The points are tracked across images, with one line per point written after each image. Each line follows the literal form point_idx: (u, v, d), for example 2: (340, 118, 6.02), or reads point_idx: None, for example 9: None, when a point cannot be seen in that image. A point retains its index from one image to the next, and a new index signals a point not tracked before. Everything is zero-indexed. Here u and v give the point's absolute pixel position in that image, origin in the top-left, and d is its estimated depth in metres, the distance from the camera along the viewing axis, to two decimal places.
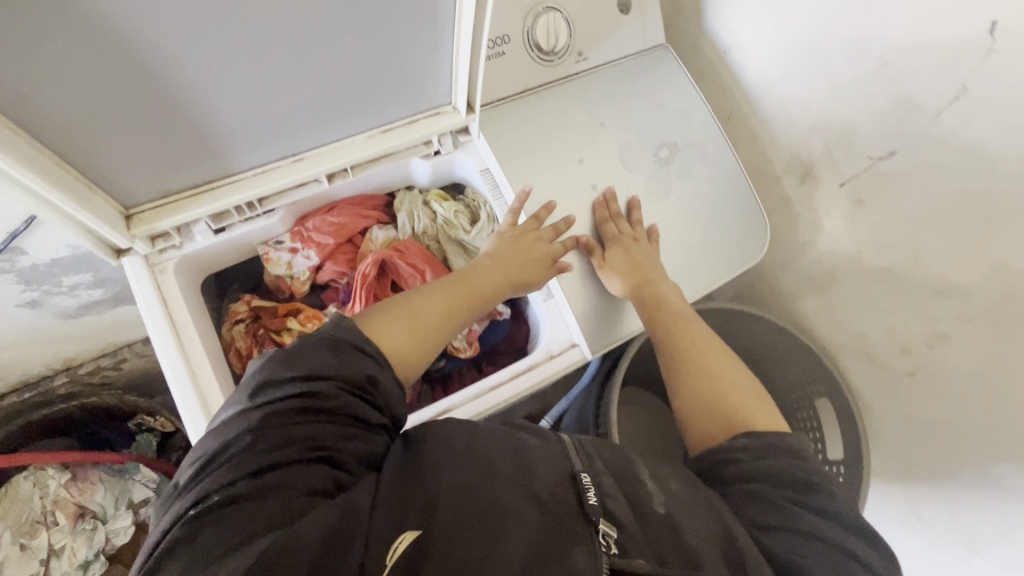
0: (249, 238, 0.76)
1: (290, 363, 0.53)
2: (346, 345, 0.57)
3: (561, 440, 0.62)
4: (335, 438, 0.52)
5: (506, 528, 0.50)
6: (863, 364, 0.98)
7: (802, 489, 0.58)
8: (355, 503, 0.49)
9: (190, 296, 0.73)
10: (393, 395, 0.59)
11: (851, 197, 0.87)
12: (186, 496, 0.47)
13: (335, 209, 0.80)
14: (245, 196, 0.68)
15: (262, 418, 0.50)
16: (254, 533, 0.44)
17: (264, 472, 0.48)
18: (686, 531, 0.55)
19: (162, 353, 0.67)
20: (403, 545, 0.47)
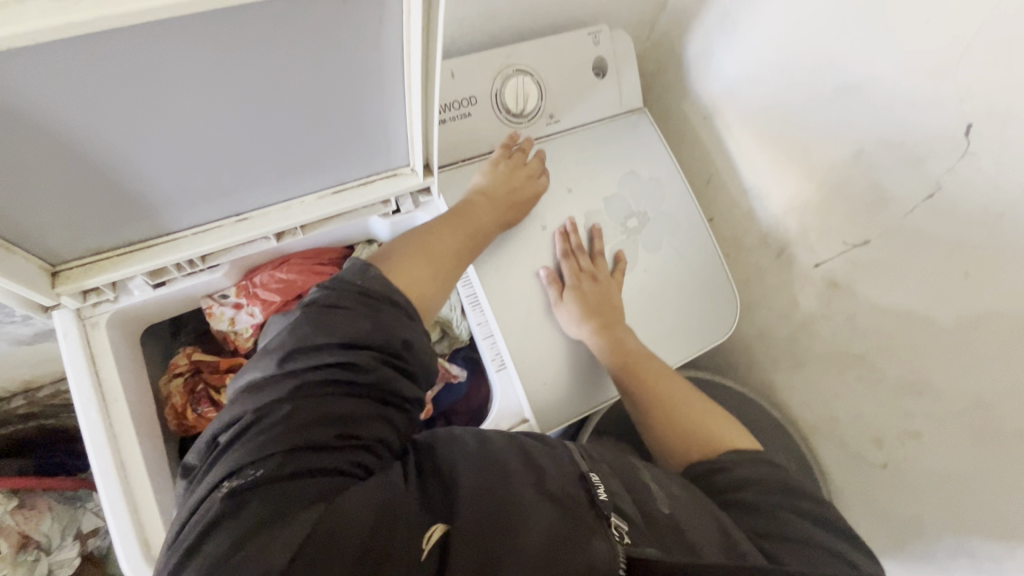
0: (191, 291, 0.74)
1: (327, 329, 0.52)
2: (378, 304, 0.57)
3: (566, 446, 0.61)
4: (368, 416, 0.52)
5: (523, 524, 0.49)
6: (834, 449, 0.93)
7: (792, 498, 0.58)
8: (387, 486, 0.50)
9: (122, 351, 0.70)
10: (427, 361, 0.59)
11: (825, 278, 0.84)
12: (220, 466, 0.47)
13: (285, 263, 0.78)
14: (183, 255, 0.66)
15: (296, 386, 0.50)
16: (295, 511, 0.44)
17: (300, 449, 0.47)
18: (690, 531, 0.53)
19: (82, 415, 0.64)
20: (433, 538, 0.48)
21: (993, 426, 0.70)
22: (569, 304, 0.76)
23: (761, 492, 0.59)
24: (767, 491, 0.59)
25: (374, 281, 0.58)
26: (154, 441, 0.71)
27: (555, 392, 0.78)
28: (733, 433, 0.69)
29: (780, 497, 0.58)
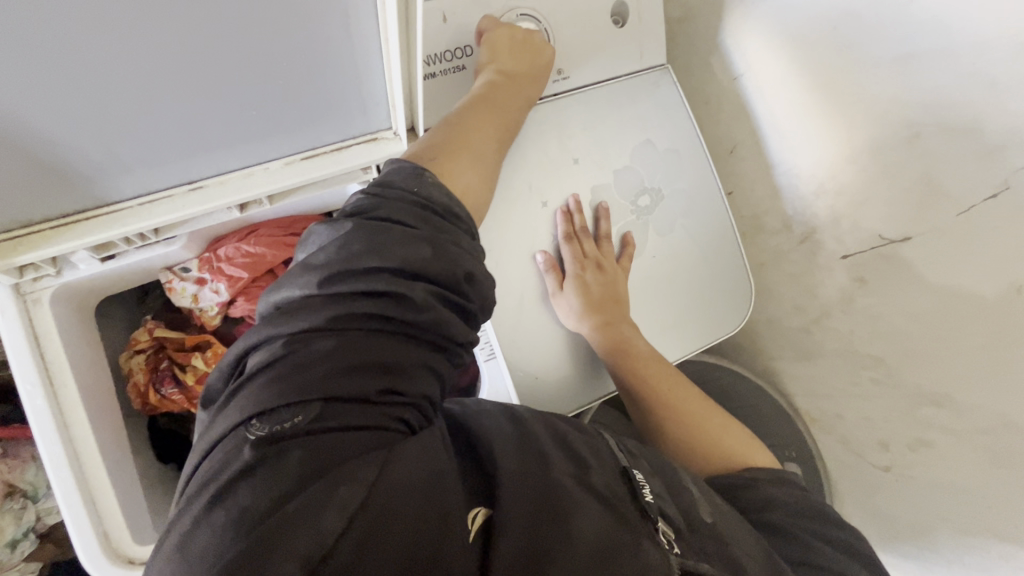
0: (148, 264, 0.66)
1: (375, 249, 0.40)
2: (436, 221, 0.44)
3: (602, 434, 0.53)
4: (421, 364, 0.40)
5: (574, 510, 0.41)
6: (834, 444, 0.89)
7: (821, 525, 0.53)
8: (438, 450, 0.40)
9: (71, 331, 0.63)
10: (489, 296, 0.46)
11: (851, 273, 0.76)
12: (242, 403, 0.36)
13: (253, 234, 0.70)
14: (129, 229, 0.58)
15: (337, 317, 0.38)
16: (337, 475, 0.34)
17: (342, 400, 0.36)
18: (734, 546, 0.46)
19: (29, 405, 0.59)
20: (477, 520, 0.38)
21: (1017, 448, 0.65)
22: (569, 296, 0.69)
23: (785, 514, 0.54)
24: (792, 511, 0.54)
25: (428, 190, 0.45)
26: (113, 425, 0.66)
27: (545, 386, 0.72)
28: (751, 447, 0.65)
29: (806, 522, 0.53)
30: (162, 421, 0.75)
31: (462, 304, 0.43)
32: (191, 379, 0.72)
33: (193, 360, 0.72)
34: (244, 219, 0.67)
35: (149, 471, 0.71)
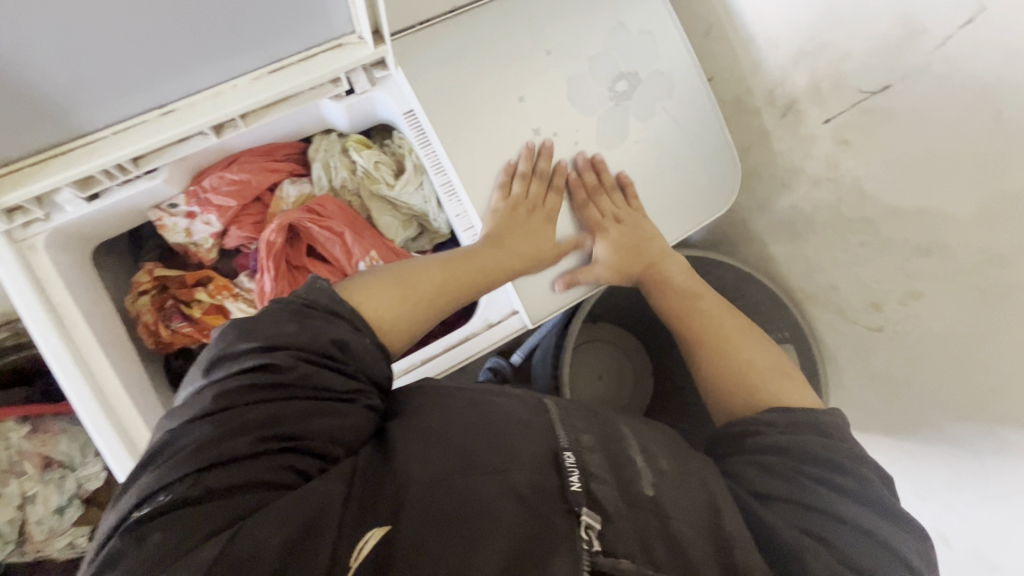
0: (135, 203, 0.67)
1: (247, 335, 0.48)
2: (319, 311, 0.51)
3: (544, 420, 0.57)
4: (301, 414, 0.46)
5: (475, 526, 0.45)
6: (831, 316, 0.91)
7: (834, 470, 0.53)
8: (330, 490, 0.45)
9: (72, 275, 0.65)
10: (373, 363, 0.53)
11: (835, 136, 0.76)
12: (135, 488, 0.42)
13: (235, 163, 0.71)
14: (106, 161, 0.58)
15: (218, 395, 0.45)
16: (201, 541, 0.39)
17: (217, 466, 0.42)
18: (674, 519, 0.51)
19: (44, 345, 0.60)
20: (368, 544, 0.42)
21: (1004, 280, 0.67)
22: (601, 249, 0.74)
23: (803, 466, 0.54)
24: (804, 454, 0.54)
25: (332, 301, 0.53)
26: (130, 363, 0.68)
27: (542, 281, 0.73)
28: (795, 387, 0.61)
29: (822, 476, 0.53)
30: (176, 362, 0.76)
31: (343, 368, 0.50)
32: (199, 313, 0.73)
33: (196, 294, 0.73)
34: (222, 145, 0.67)
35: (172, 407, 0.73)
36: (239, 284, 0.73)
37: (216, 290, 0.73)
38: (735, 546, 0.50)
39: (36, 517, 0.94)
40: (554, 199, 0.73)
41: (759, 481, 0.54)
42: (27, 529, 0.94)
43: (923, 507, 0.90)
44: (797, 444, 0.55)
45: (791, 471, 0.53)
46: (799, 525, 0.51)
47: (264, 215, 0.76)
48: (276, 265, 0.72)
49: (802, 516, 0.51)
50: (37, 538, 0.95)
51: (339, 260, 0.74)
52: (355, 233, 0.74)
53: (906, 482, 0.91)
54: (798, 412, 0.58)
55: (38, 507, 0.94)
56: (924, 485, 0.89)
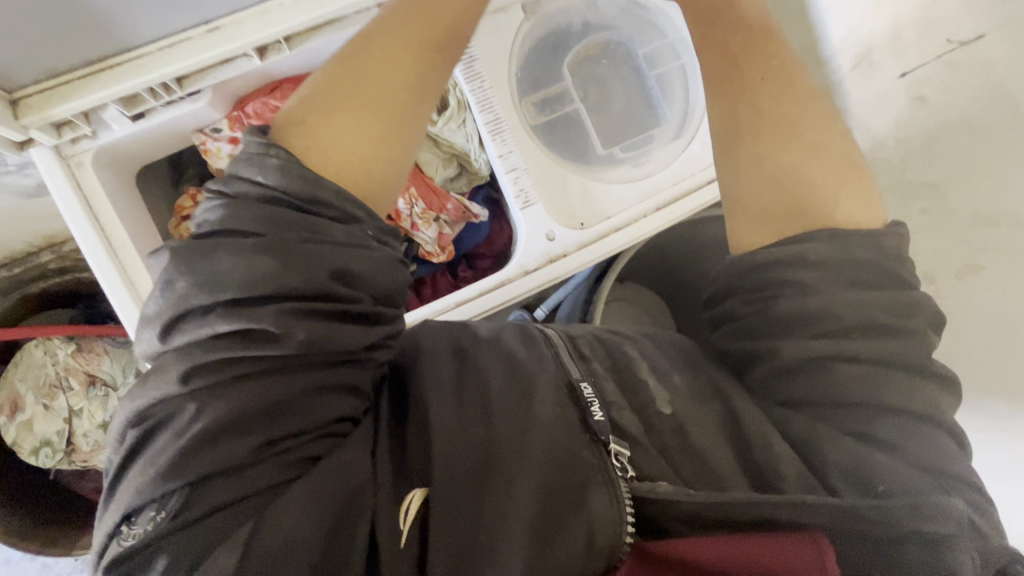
0: (179, 125, 0.66)
1: (212, 286, 0.39)
2: (295, 217, 0.41)
3: (552, 345, 0.55)
4: (304, 395, 0.40)
5: (512, 484, 0.46)
6: None
7: (892, 364, 0.46)
8: (350, 460, 0.43)
9: (118, 195, 0.65)
10: (389, 285, 0.45)
11: (910, 90, 0.76)
12: (112, 511, 0.38)
13: (278, 89, 0.69)
14: (151, 78, 0.57)
15: (193, 381, 0.38)
16: (220, 551, 0.36)
17: (216, 474, 0.37)
18: (693, 432, 0.51)
19: (93, 261, 0.61)
20: (414, 503, 0.45)
21: None
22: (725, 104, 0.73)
23: (849, 361, 0.46)
24: (848, 341, 0.46)
25: (310, 189, 0.43)
26: None
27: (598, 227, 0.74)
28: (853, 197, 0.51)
29: (856, 370, 0.46)
30: None
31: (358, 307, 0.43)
32: None
33: None
34: (263, 69, 0.65)
35: None
36: None
37: None
38: (755, 443, 0.49)
39: (82, 430, 0.99)
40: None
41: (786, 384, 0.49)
42: (73, 442, 0.99)
43: None
44: (832, 310, 0.46)
45: (831, 359, 0.46)
46: (842, 428, 0.47)
47: None
48: None
49: (846, 416, 0.46)
50: (83, 449, 1.00)
51: None
52: None
53: None
54: (845, 256, 0.48)
55: (84, 420, 0.99)
56: None
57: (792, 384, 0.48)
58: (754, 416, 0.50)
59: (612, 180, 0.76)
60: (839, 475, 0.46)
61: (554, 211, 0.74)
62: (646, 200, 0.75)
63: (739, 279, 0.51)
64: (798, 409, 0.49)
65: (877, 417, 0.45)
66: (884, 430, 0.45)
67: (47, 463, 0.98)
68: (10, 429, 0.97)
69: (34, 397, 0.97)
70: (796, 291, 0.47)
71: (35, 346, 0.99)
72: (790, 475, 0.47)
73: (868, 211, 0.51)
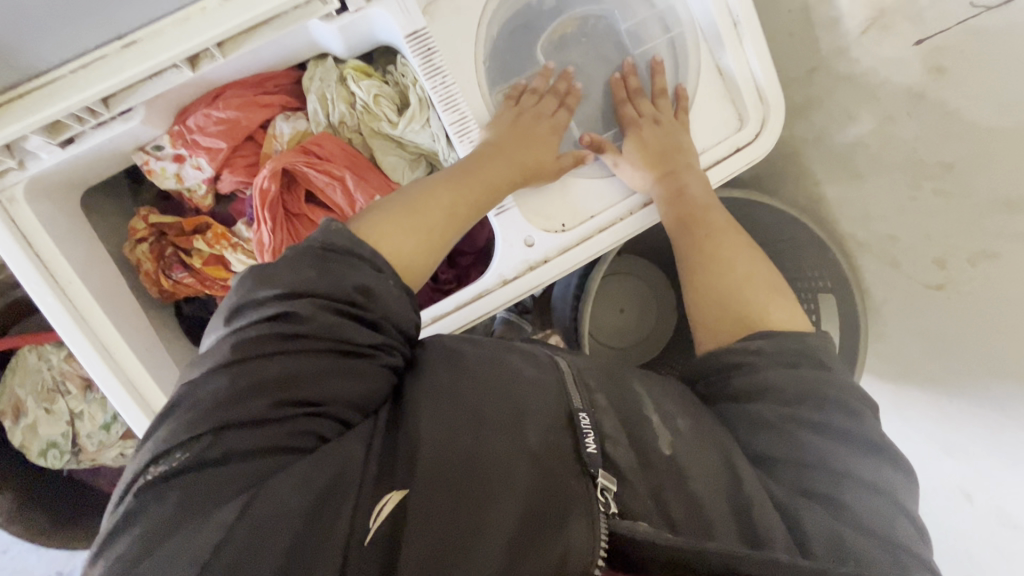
0: (117, 146, 0.61)
1: (269, 279, 0.44)
2: (337, 254, 0.46)
3: (558, 368, 0.53)
4: (322, 375, 0.42)
5: (503, 485, 0.43)
6: (882, 268, 0.83)
7: (852, 440, 0.51)
8: (354, 451, 0.42)
9: (60, 227, 0.61)
10: (401, 310, 0.47)
11: (927, 61, 0.69)
12: (141, 452, 0.39)
13: (220, 98, 0.64)
14: (68, 104, 0.51)
15: (232, 348, 0.41)
16: (219, 507, 0.36)
17: (235, 424, 0.39)
18: (692, 478, 0.49)
19: (40, 303, 0.57)
20: (387, 508, 0.40)
21: None
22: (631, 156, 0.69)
23: (807, 429, 0.51)
24: (799, 410, 0.51)
25: (342, 256, 0.46)
26: (132, 315, 0.66)
27: (580, 236, 0.69)
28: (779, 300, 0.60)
29: (815, 437, 0.51)
30: (187, 309, 0.76)
31: (371, 318, 0.46)
32: (197, 262, 0.71)
33: (194, 243, 0.70)
34: (199, 79, 0.59)
35: (181, 354, 0.73)
36: (236, 232, 0.70)
37: (215, 239, 0.70)
38: (754, 504, 0.48)
39: (85, 432, 0.98)
40: (563, 116, 0.69)
41: (751, 438, 0.53)
42: (79, 442, 0.98)
43: (949, 464, 0.86)
44: (777, 382, 0.53)
45: (786, 424, 0.51)
46: (803, 487, 0.50)
47: (257, 157, 0.70)
48: (272, 216, 0.66)
49: (808, 476, 0.50)
50: (89, 450, 0.99)
51: (341, 207, 0.69)
52: (356, 176, 0.68)
53: (932, 436, 0.86)
54: (788, 343, 0.54)
55: (85, 422, 0.98)
56: (951, 441, 0.84)
57: (757, 436, 0.53)
58: (753, 478, 0.50)
59: (592, 176, 0.71)
60: (822, 548, 0.46)
61: (532, 215, 0.69)
62: (631, 196, 0.71)
63: (705, 363, 0.59)
64: (773, 472, 0.51)
65: (841, 481, 0.49)
66: (855, 503, 0.48)
67: (56, 464, 0.98)
68: (15, 432, 0.96)
69: (34, 402, 0.96)
70: (743, 371, 0.55)
71: (29, 352, 0.97)
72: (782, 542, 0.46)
73: (798, 316, 0.59)
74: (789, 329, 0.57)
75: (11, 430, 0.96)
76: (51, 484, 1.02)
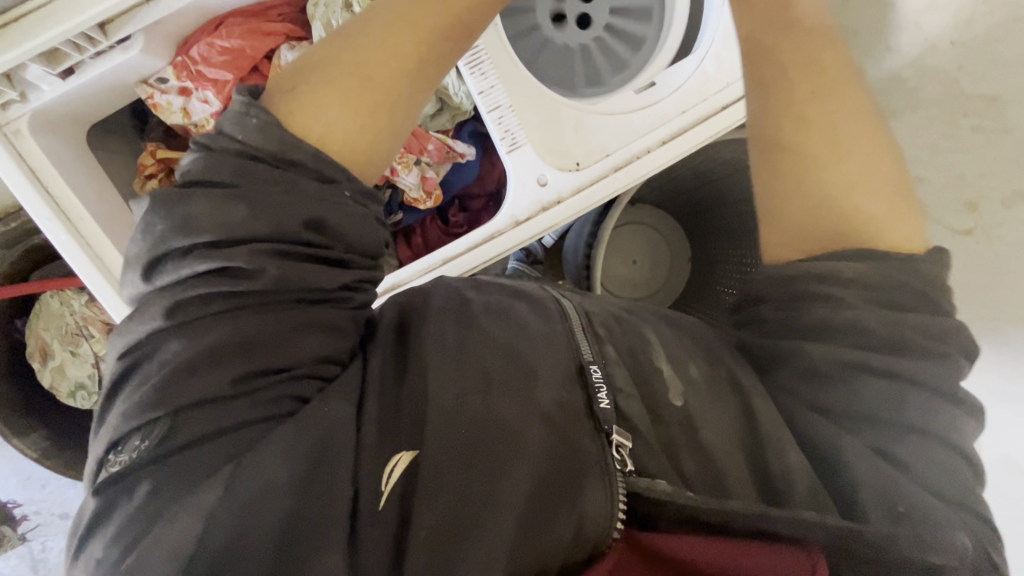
0: (119, 79, 0.59)
1: (190, 230, 0.39)
2: (272, 172, 0.41)
3: (567, 321, 0.53)
4: (281, 334, 0.40)
5: (507, 455, 0.43)
6: None
7: (929, 388, 0.45)
8: (332, 411, 0.41)
9: (68, 164, 0.60)
10: (365, 238, 0.44)
11: None
12: (103, 437, 0.38)
13: (222, 27, 0.62)
14: (64, 31, 0.49)
15: (172, 318, 0.39)
16: (194, 489, 0.37)
17: (190, 407, 0.38)
18: (703, 430, 0.50)
19: (54, 240, 0.58)
20: (396, 471, 0.41)
21: None
22: None
23: (878, 376, 0.46)
24: (874, 358, 0.46)
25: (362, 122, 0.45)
26: None
27: (597, 174, 0.67)
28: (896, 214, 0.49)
29: (883, 386, 0.46)
30: None
31: (329, 253, 0.43)
32: None
33: None
34: (199, 4, 0.57)
35: None
36: None
37: None
38: (771, 449, 0.49)
39: None
40: None
41: (808, 389, 0.49)
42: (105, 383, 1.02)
43: None
44: (857, 324, 0.46)
45: (856, 368, 0.46)
46: (865, 443, 0.47)
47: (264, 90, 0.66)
48: None
49: (866, 430, 0.47)
50: None
51: None
52: None
53: None
54: (890, 275, 0.46)
55: None
56: None
57: (820, 388, 0.48)
58: (773, 420, 0.50)
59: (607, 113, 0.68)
60: (869, 498, 0.45)
61: (545, 152, 0.67)
62: (649, 133, 0.68)
63: (774, 287, 0.51)
64: (832, 418, 0.48)
65: (898, 434, 0.46)
66: (915, 459, 0.46)
67: (86, 405, 1.02)
68: (44, 374, 0.98)
69: (59, 345, 0.98)
70: (827, 303, 0.47)
71: (50, 298, 0.98)
72: (804, 493, 0.47)
73: (909, 234, 0.49)
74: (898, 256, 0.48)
75: (38, 371, 0.98)
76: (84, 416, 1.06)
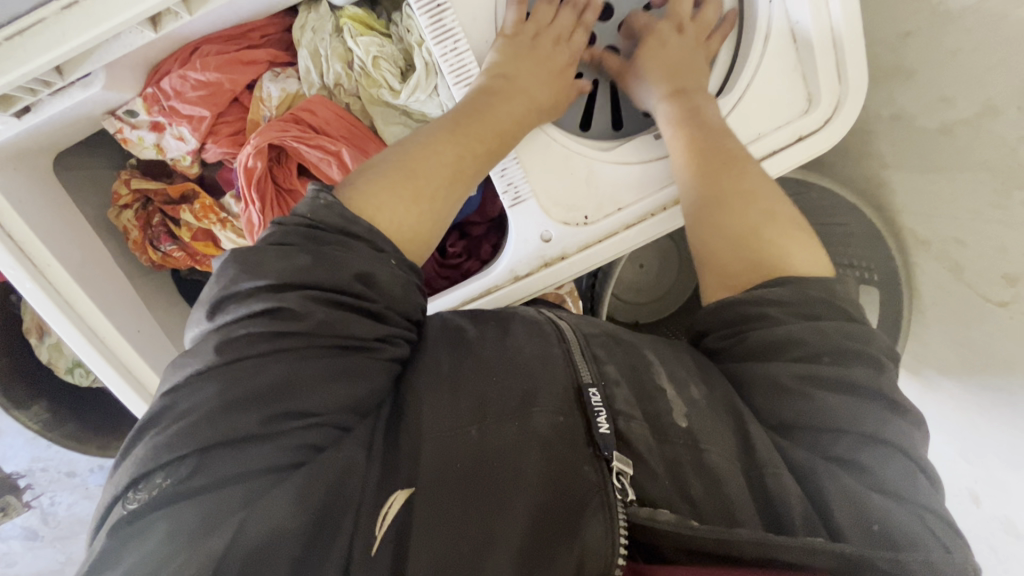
0: (82, 111, 0.53)
1: (255, 269, 0.40)
2: (330, 235, 0.43)
3: (563, 336, 0.50)
4: (316, 379, 0.39)
5: (509, 484, 0.41)
6: (940, 270, 0.75)
7: (879, 398, 0.45)
8: (353, 460, 0.40)
9: (29, 203, 0.55)
10: (403, 299, 0.45)
11: None
12: (122, 473, 0.36)
13: (198, 54, 0.56)
14: (10, 79, 0.43)
15: (220, 351, 0.38)
16: (202, 538, 0.33)
17: (219, 446, 0.36)
18: (708, 452, 0.45)
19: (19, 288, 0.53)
20: (393, 509, 0.39)
21: None
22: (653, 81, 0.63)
23: (829, 391, 0.45)
24: (820, 366, 0.46)
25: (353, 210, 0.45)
26: (121, 293, 0.63)
27: (606, 233, 0.62)
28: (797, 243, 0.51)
29: (835, 398, 0.45)
30: (184, 271, 0.74)
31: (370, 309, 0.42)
32: (185, 236, 0.66)
33: (181, 215, 0.65)
34: (168, 36, 0.51)
35: (180, 323, 0.70)
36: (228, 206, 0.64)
37: (202, 211, 0.65)
38: (766, 471, 0.44)
39: None
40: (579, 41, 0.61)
41: (773, 409, 0.47)
42: None
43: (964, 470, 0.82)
44: (797, 336, 0.46)
45: (803, 388, 0.45)
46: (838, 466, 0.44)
47: (245, 123, 0.62)
48: (268, 197, 0.60)
49: (829, 442, 0.44)
50: None
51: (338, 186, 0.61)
52: (355, 149, 0.59)
53: (953, 436, 0.82)
54: (809, 290, 0.48)
55: None
56: (973, 445, 0.80)
57: (788, 407, 0.46)
58: (767, 444, 0.45)
59: (619, 163, 0.62)
60: (844, 517, 0.42)
61: (551, 204, 0.61)
62: (664, 188, 0.62)
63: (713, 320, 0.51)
64: (795, 440, 0.46)
65: (861, 446, 0.44)
66: (891, 476, 0.43)
67: (83, 381, 0.98)
68: (40, 349, 0.95)
69: None
70: (764, 325, 0.48)
71: None
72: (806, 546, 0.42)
73: (820, 261, 0.51)
74: (812, 275, 0.49)
75: (35, 346, 0.95)
76: (91, 397, 1.03)
